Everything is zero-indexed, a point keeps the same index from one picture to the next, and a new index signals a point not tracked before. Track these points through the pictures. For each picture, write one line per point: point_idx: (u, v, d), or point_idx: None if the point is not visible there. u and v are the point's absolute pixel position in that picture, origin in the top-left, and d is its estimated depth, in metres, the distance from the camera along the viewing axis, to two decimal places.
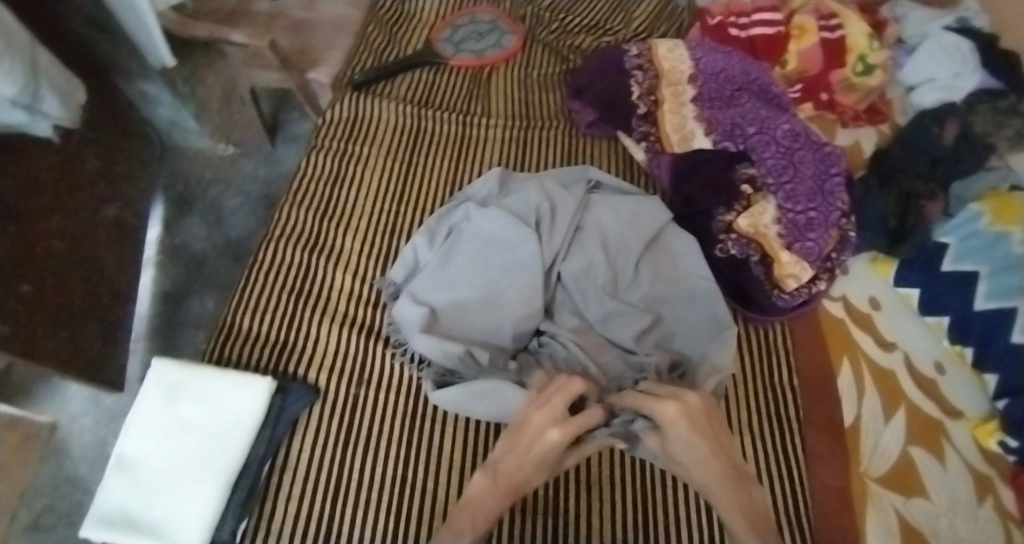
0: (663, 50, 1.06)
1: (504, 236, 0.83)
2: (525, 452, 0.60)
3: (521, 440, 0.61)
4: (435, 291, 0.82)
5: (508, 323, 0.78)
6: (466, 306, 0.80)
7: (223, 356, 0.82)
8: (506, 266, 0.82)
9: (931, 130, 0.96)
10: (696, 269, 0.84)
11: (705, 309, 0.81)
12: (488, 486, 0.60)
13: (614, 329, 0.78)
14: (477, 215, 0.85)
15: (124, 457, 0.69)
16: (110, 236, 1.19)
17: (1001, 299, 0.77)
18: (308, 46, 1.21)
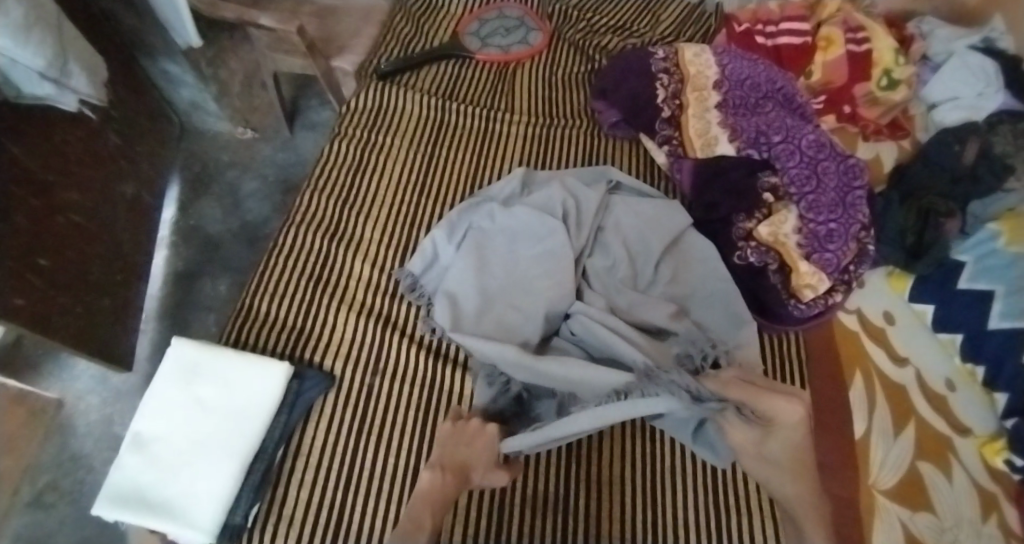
0: (690, 54, 1.06)
1: (534, 233, 0.84)
2: (469, 445, 0.68)
3: (464, 434, 0.69)
4: (459, 285, 0.82)
5: (541, 309, 0.78)
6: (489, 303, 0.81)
7: (240, 339, 0.83)
8: (535, 259, 0.83)
9: (952, 148, 0.96)
10: (717, 268, 0.84)
11: (726, 308, 0.81)
12: (438, 480, 0.64)
13: (634, 321, 0.79)
14: (502, 216, 0.86)
15: (140, 436, 0.70)
16: (128, 213, 1.20)
17: (1014, 319, 0.77)
18: (333, 34, 1.21)
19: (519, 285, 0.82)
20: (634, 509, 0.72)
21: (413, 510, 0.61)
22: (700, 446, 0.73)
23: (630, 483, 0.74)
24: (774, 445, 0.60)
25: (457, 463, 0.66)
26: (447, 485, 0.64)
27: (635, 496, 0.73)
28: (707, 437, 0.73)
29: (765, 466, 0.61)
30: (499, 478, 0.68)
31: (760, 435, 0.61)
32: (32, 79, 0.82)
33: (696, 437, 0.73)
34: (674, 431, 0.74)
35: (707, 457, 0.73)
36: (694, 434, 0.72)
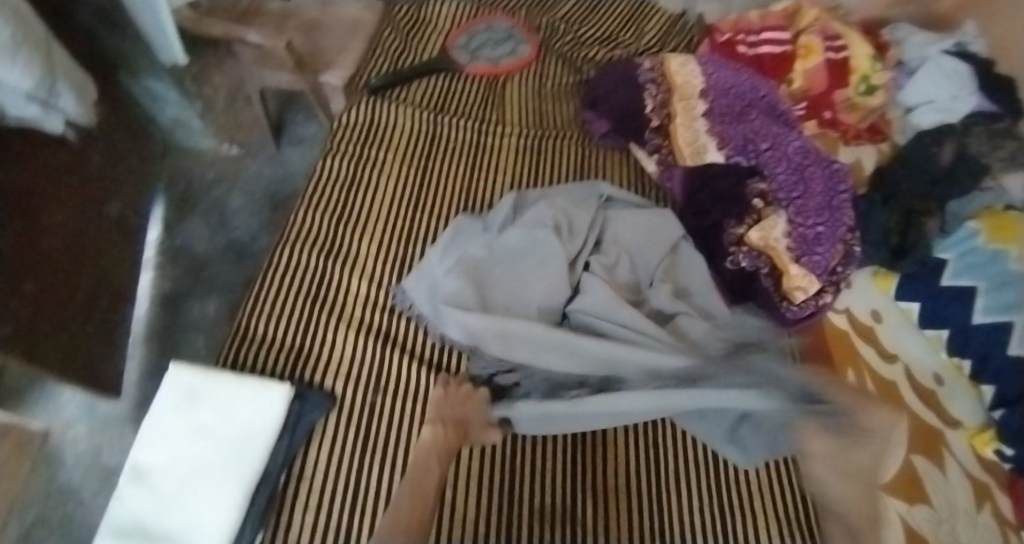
0: (676, 64, 1.10)
1: (527, 252, 0.84)
2: (463, 402, 0.73)
3: (459, 393, 0.74)
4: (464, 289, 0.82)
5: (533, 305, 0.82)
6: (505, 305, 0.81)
7: (236, 361, 0.80)
8: (534, 265, 0.83)
9: (930, 149, 1.00)
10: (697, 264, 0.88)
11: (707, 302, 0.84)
12: (440, 435, 0.68)
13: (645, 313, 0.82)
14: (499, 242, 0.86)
15: (139, 467, 0.67)
16: (113, 233, 1.18)
17: (999, 313, 0.79)
18: (320, 49, 1.21)
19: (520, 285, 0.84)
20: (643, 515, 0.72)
21: (419, 458, 0.64)
22: (730, 444, 0.74)
23: (636, 489, 0.75)
24: (860, 451, 0.59)
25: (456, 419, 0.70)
26: (449, 439, 0.68)
27: (642, 502, 0.74)
28: (738, 436, 0.74)
29: (838, 469, 0.59)
30: (494, 437, 0.73)
31: (844, 443, 0.60)
32: (17, 100, 0.81)
33: (726, 436, 0.74)
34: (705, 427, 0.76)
35: (734, 457, 0.75)
36: (727, 432, 0.74)
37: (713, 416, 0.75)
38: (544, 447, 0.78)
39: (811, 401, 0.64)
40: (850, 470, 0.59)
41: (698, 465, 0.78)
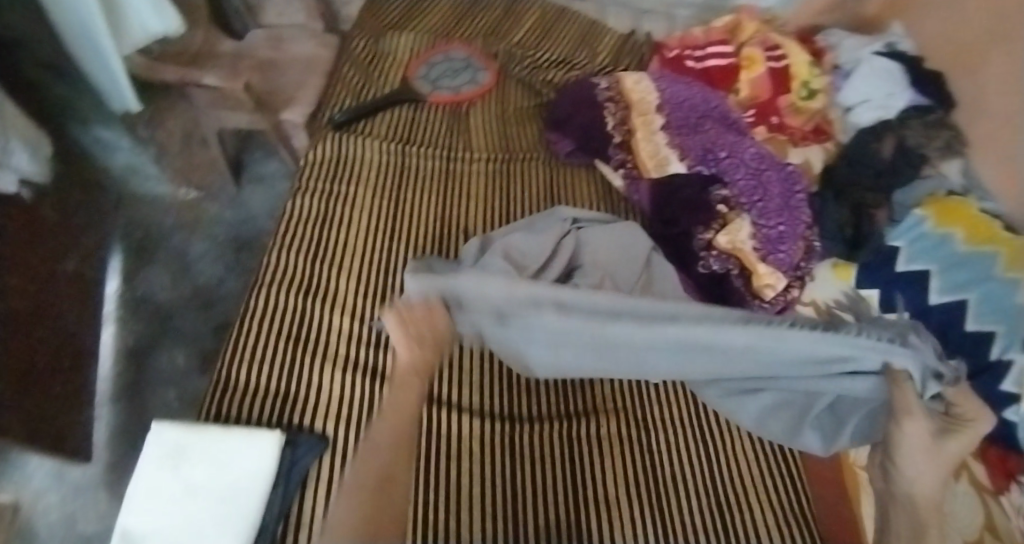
0: (630, 82, 1.15)
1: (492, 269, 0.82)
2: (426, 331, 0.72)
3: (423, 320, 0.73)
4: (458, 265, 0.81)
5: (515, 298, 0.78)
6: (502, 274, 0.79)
7: (219, 413, 0.76)
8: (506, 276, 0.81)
9: (871, 146, 1.09)
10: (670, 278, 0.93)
11: None
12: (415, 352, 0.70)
13: None
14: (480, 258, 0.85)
15: (129, 535, 0.59)
16: (70, 290, 1.13)
17: (954, 292, 0.85)
18: (278, 86, 1.21)
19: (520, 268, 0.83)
20: (643, 523, 0.75)
21: (401, 387, 0.67)
22: (812, 432, 0.78)
23: (632, 499, 0.78)
24: (950, 445, 0.61)
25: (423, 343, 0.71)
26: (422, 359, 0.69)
27: (639, 510, 0.77)
28: (821, 420, 0.79)
29: (921, 456, 0.62)
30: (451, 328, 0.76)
31: (939, 429, 0.62)
32: None
33: (812, 420, 0.79)
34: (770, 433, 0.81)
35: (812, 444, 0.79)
36: (811, 419, 0.78)
37: (788, 405, 0.80)
38: (540, 467, 0.79)
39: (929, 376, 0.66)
40: (934, 460, 0.61)
41: (684, 468, 0.82)
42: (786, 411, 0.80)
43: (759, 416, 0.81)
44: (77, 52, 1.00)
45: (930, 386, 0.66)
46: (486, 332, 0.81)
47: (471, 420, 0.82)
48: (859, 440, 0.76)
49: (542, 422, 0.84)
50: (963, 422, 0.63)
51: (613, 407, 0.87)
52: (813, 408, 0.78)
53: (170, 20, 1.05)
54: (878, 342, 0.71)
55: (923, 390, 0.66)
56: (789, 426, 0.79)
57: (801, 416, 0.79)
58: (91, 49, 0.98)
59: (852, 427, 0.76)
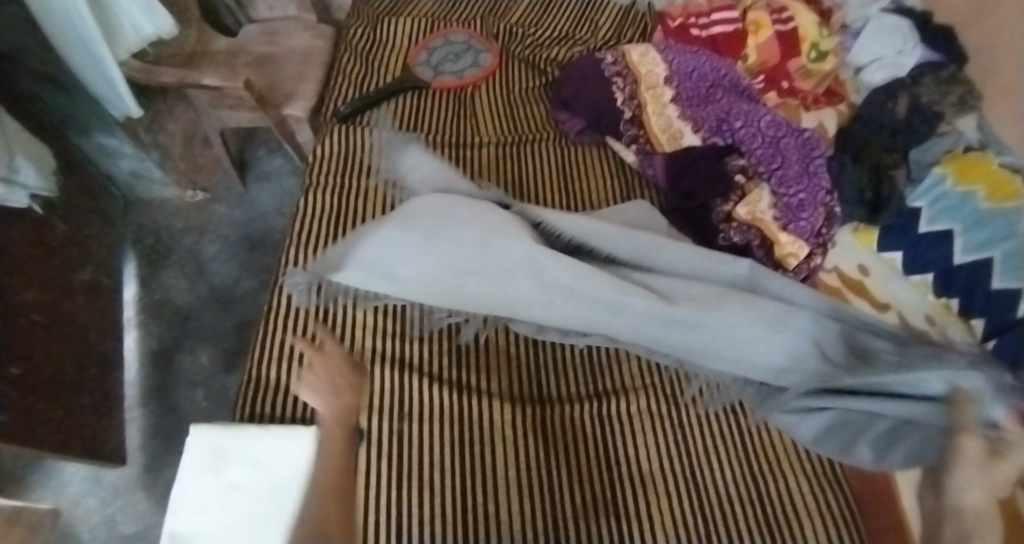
0: (636, 55, 1.13)
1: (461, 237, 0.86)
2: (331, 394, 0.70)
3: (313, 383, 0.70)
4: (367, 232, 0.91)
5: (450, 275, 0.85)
6: (430, 235, 0.87)
7: (254, 412, 0.75)
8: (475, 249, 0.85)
9: (886, 106, 1.08)
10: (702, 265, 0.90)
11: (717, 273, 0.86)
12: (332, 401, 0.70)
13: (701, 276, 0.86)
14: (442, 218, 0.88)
15: (179, 535, 0.59)
16: (87, 301, 1.13)
17: (978, 250, 0.86)
18: (279, 80, 1.19)
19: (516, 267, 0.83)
20: (685, 496, 0.71)
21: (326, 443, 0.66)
22: (864, 447, 0.69)
23: (673, 475, 0.74)
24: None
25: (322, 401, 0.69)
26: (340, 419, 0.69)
27: (681, 485, 0.73)
28: (880, 444, 0.68)
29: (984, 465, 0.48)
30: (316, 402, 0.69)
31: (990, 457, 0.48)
32: None
33: (864, 442, 0.69)
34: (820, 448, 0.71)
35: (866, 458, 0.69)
36: (863, 436, 0.69)
37: (843, 426, 0.71)
38: (576, 447, 0.77)
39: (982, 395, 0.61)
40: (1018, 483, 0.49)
41: (726, 441, 0.78)
42: (842, 425, 0.71)
43: (816, 429, 0.72)
44: (74, 60, 0.98)
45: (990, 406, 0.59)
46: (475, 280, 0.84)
47: (502, 405, 0.80)
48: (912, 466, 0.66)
49: (574, 403, 0.82)
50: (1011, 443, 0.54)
51: (643, 385, 0.83)
52: (863, 430, 0.70)
53: (164, 21, 1.02)
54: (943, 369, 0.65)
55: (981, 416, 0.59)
56: (845, 444, 0.70)
57: (852, 435, 0.70)
58: (88, 56, 0.96)
59: (903, 448, 0.67)
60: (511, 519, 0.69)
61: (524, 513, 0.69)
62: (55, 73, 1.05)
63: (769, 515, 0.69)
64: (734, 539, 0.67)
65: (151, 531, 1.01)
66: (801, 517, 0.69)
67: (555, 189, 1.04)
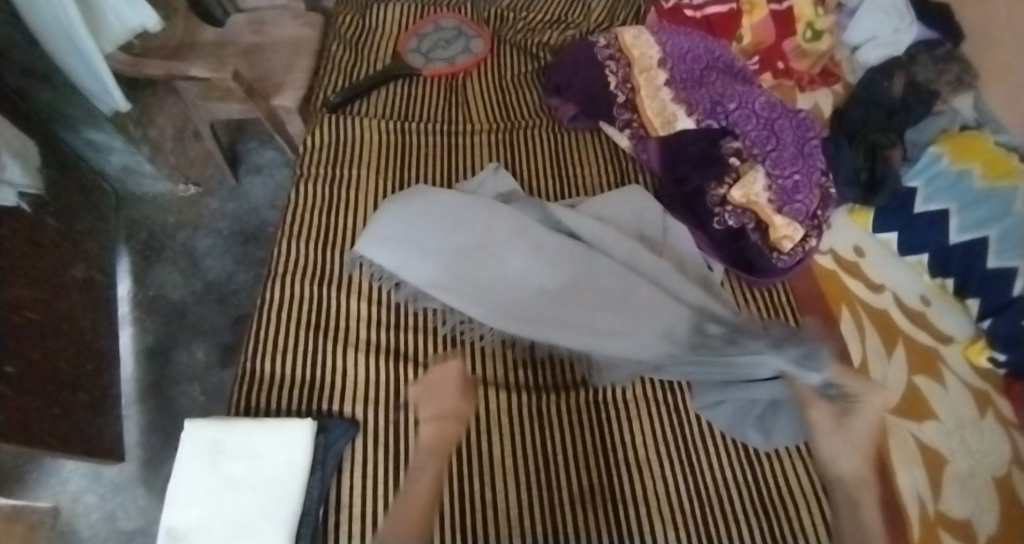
0: (629, 37, 1.12)
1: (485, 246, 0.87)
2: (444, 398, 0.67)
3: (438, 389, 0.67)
4: (387, 227, 0.88)
5: (476, 287, 0.84)
6: (460, 250, 0.87)
7: (250, 406, 0.74)
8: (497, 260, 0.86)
9: (882, 85, 1.07)
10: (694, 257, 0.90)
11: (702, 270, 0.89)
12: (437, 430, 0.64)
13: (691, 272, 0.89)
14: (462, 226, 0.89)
15: (176, 530, 0.59)
16: (81, 298, 1.12)
17: (972, 231, 0.86)
18: (267, 71, 1.17)
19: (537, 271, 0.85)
20: (680, 479, 0.72)
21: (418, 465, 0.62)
22: (754, 429, 0.74)
23: (669, 459, 0.74)
24: (855, 419, 0.55)
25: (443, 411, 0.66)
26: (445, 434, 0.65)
27: (677, 468, 0.74)
28: (765, 422, 0.74)
29: (841, 438, 0.54)
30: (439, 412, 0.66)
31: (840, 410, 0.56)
32: None
33: (754, 423, 0.74)
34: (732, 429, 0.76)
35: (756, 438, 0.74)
36: (754, 418, 0.74)
37: (743, 410, 0.75)
38: (574, 432, 0.77)
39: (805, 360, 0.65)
40: (849, 438, 0.54)
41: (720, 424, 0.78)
42: (737, 407, 0.75)
43: (727, 415, 0.76)
44: (59, 54, 0.97)
45: (809, 372, 0.63)
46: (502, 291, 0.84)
47: (499, 393, 0.80)
48: (792, 438, 0.73)
49: (571, 389, 0.81)
50: (852, 399, 0.57)
51: None
52: (752, 412, 0.74)
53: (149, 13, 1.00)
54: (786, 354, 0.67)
55: (813, 383, 0.62)
56: (742, 424, 0.75)
57: (747, 417, 0.74)
58: (73, 50, 0.94)
59: (782, 423, 0.73)
60: (514, 507, 0.69)
61: (525, 498, 0.70)
62: (40, 68, 1.03)
63: (762, 497, 0.71)
64: (729, 522, 0.69)
65: (151, 526, 1.02)
66: (796, 498, 0.70)
67: (547, 179, 1.03)
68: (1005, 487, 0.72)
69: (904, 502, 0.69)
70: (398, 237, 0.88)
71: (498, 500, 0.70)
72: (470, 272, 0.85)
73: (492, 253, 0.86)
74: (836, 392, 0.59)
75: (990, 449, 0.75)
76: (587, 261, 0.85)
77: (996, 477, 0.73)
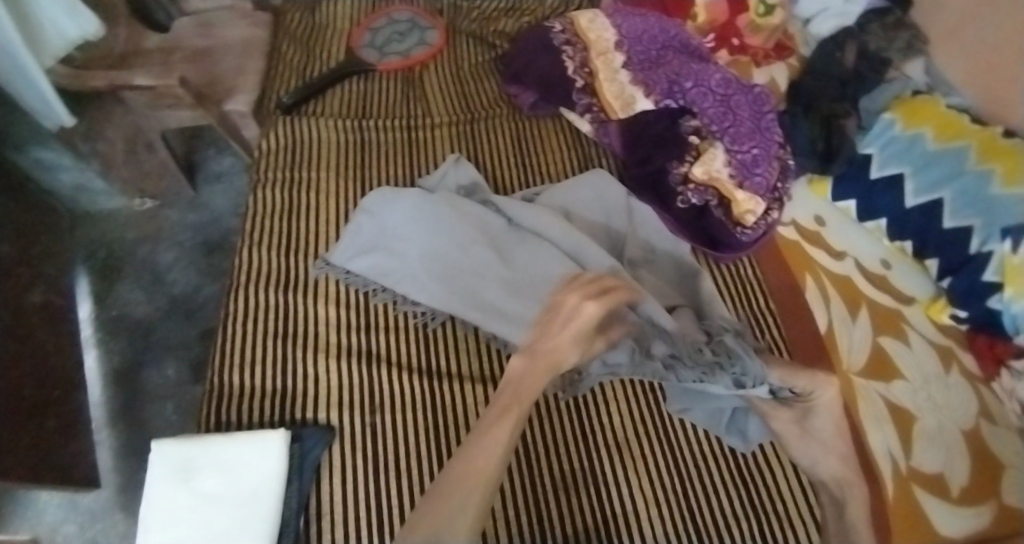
0: (585, 21, 1.12)
1: (441, 240, 0.85)
2: (563, 325, 0.62)
3: (557, 316, 0.63)
4: (365, 231, 0.89)
5: (439, 283, 0.82)
6: (429, 252, 0.84)
7: (221, 421, 0.73)
8: (456, 253, 0.84)
9: (834, 56, 1.09)
10: (657, 237, 0.91)
11: (666, 252, 0.89)
12: (528, 364, 0.61)
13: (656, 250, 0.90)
14: (421, 223, 0.86)
15: None
16: (43, 322, 1.09)
17: (927, 193, 0.88)
18: (216, 75, 1.14)
19: (492, 263, 0.83)
20: (656, 458, 0.74)
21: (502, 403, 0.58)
22: (730, 433, 0.75)
23: (647, 437, 0.76)
24: (816, 421, 0.64)
25: (552, 346, 0.62)
26: (536, 368, 0.61)
27: (653, 447, 0.75)
28: (737, 422, 0.75)
29: (813, 444, 0.64)
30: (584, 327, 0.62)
31: (799, 414, 0.65)
32: None
33: (728, 424, 0.75)
34: (706, 425, 0.76)
35: (735, 442, 0.75)
36: (727, 421, 0.75)
37: (713, 414, 0.76)
38: (552, 420, 0.77)
39: (742, 381, 0.65)
40: (818, 442, 0.64)
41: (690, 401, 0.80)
42: (708, 411, 0.76)
43: (702, 414, 0.76)
44: None
45: (757, 387, 0.64)
46: (462, 284, 0.82)
47: (474, 386, 0.79)
48: (766, 436, 0.73)
49: None
50: (807, 398, 0.65)
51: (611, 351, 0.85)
52: (723, 415, 0.75)
53: (88, 23, 0.96)
54: (726, 368, 0.65)
55: (763, 393, 0.65)
56: (718, 427, 0.75)
57: (720, 419, 0.75)
58: (10, 66, 0.90)
59: (753, 424, 0.74)
60: (502, 496, 0.69)
61: (512, 485, 0.70)
62: None
63: (737, 464, 0.74)
64: (707, 493, 0.72)
65: None
66: (770, 465, 0.74)
67: (504, 170, 1.02)
68: (974, 440, 0.73)
69: (874, 461, 0.73)
70: (376, 243, 0.88)
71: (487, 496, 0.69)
72: (434, 267, 0.83)
73: (450, 249, 0.84)
74: (787, 392, 0.66)
75: (957, 403, 0.77)
76: (539, 253, 0.83)
77: (965, 430, 0.74)
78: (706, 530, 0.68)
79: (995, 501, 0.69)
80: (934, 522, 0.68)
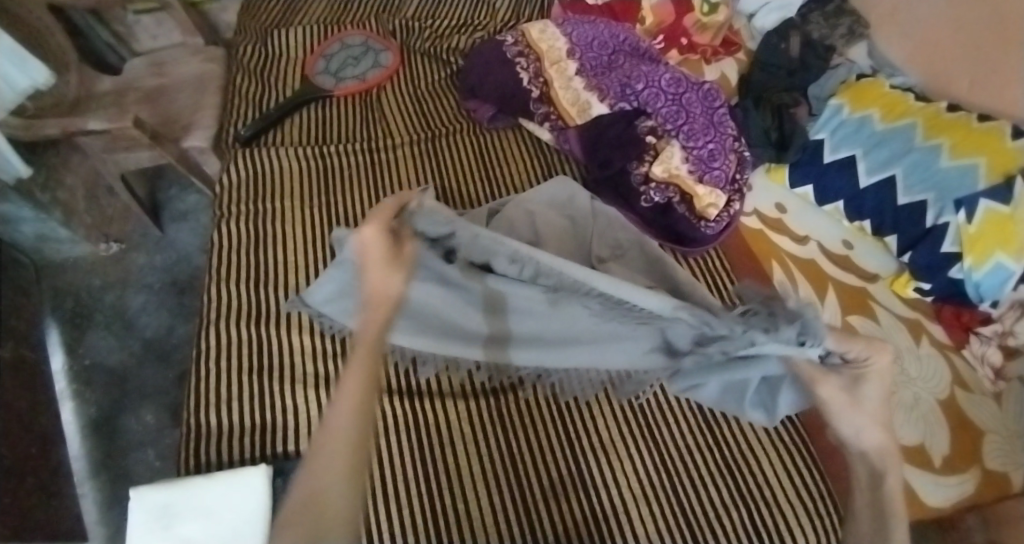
0: (536, 32, 1.14)
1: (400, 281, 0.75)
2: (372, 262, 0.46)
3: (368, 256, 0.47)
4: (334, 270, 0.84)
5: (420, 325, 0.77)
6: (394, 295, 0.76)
7: (200, 462, 0.72)
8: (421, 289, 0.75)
9: (780, 47, 1.13)
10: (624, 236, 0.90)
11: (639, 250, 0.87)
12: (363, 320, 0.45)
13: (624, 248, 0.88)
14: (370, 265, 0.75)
15: None
16: (13, 379, 1.06)
17: (881, 172, 0.91)
18: (173, 114, 1.13)
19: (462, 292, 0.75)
20: (641, 458, 0.74)
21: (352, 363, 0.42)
22: (753, 408, 0.69)
23: (631, 436, 0.77)
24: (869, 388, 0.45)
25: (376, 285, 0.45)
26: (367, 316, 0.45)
27: (638, 446, 0.76)
28: (761, 398, 0.67)
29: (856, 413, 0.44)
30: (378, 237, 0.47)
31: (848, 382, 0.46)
32: None
33: (750, 401, 0.68)
34: (720, 403, 0.70)
35: (758, 416, 0.69)
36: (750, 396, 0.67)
37: (733, 389, 0.67)
38: (535, 430, 0.77)
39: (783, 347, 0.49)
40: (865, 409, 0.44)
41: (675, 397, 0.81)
42: (725, 388, 0.68)
43: (714, 392, 0.69)
44: None
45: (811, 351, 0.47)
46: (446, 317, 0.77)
47: (455, 403, 0.79)
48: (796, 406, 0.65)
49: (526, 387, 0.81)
50: (861, 362, 0.46)
51: None
52: (745, 392, 0.67)
53: (38, 72, 0.95)
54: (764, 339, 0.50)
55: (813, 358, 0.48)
56: (740, 402, 0.68)
57: (738, 399, 0.68)
58: None
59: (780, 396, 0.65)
60: (493, 509, 0.69)
61: (501, 500, 0.70)
62: None
63: (722, 453, 0.75)
64: (695, 486, 0.72)
65: None
66: (754, 453, 0.75)
67: (467, 186, 1.03)
68: (949, 408, 0.77)
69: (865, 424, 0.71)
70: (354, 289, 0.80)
71: (478, 513, 0.69)
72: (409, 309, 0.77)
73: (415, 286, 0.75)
74: (836, 356, 0.48)
75: (931, 374, 0.80)
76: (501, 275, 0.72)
77: (940, 400, 0.77)
78: (696, 523, 0.69)
79: (978, 468, 0.72)
80: (923, 495, 0.70)
